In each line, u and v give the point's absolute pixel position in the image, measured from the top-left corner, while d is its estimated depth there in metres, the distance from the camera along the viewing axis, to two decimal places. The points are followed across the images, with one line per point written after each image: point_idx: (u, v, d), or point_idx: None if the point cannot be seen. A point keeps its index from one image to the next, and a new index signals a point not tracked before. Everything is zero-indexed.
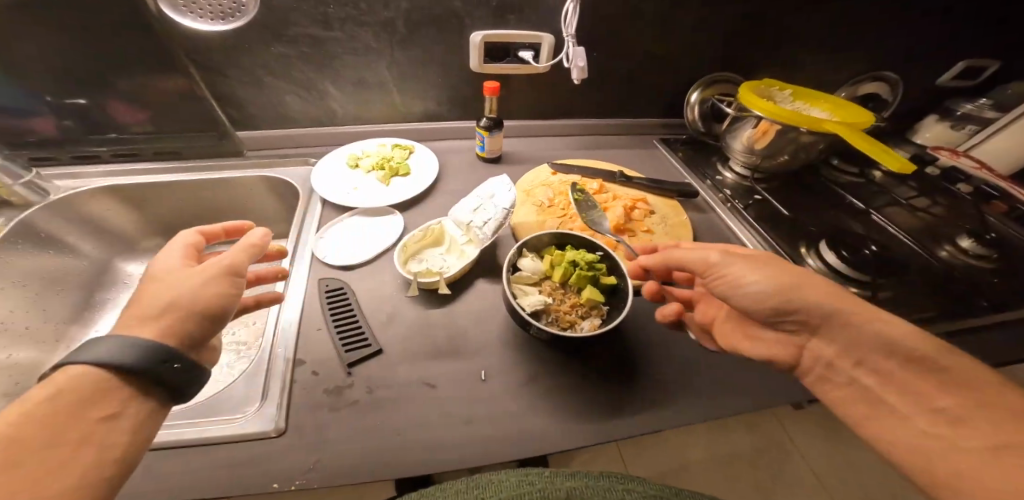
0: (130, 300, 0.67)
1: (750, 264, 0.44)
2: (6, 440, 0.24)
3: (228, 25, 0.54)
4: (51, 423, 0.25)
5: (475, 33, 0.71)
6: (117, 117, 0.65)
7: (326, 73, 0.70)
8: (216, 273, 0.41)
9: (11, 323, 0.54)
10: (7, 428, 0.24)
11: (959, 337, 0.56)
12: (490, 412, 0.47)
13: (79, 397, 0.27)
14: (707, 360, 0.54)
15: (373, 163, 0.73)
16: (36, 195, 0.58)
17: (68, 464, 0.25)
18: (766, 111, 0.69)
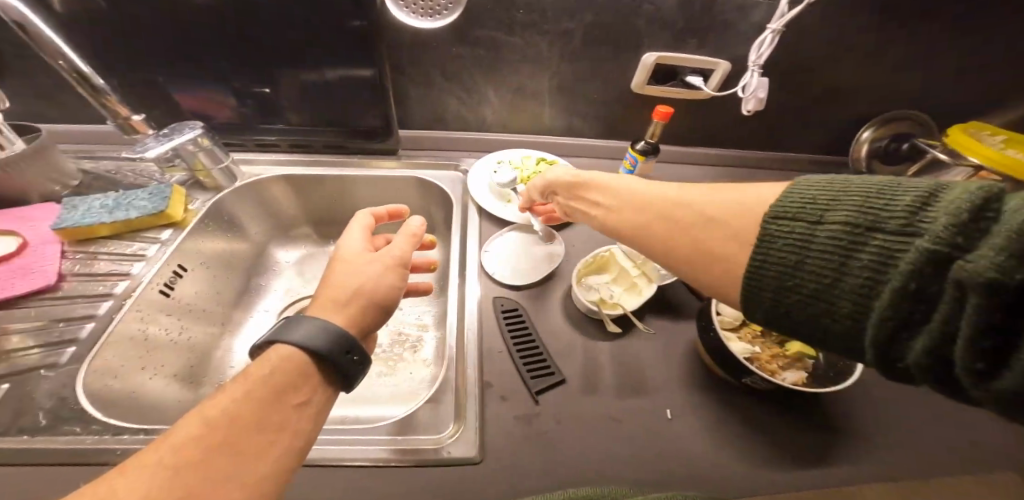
0: (278, 288, 0.68)
1: None
2: (233, 410, 0.27)
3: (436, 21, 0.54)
4: (264, 402, 0.28)
5: (648, 53, 0.67)
6: (293, 108, 0.66)
7: (492, 79, 0.69)
8: (386, 268, 0.40)
9: (194, 304, 0.55)
10: (236, 400, 0.28)
11: None
12: (690, 461, 0.43)
13: (285, 378, 0.30)
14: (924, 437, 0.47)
15: (524, 175, 0.70)
16: (226, 180, 0.60)
17: (274, 443, 0.28)
18: (986, 157, 0.59)
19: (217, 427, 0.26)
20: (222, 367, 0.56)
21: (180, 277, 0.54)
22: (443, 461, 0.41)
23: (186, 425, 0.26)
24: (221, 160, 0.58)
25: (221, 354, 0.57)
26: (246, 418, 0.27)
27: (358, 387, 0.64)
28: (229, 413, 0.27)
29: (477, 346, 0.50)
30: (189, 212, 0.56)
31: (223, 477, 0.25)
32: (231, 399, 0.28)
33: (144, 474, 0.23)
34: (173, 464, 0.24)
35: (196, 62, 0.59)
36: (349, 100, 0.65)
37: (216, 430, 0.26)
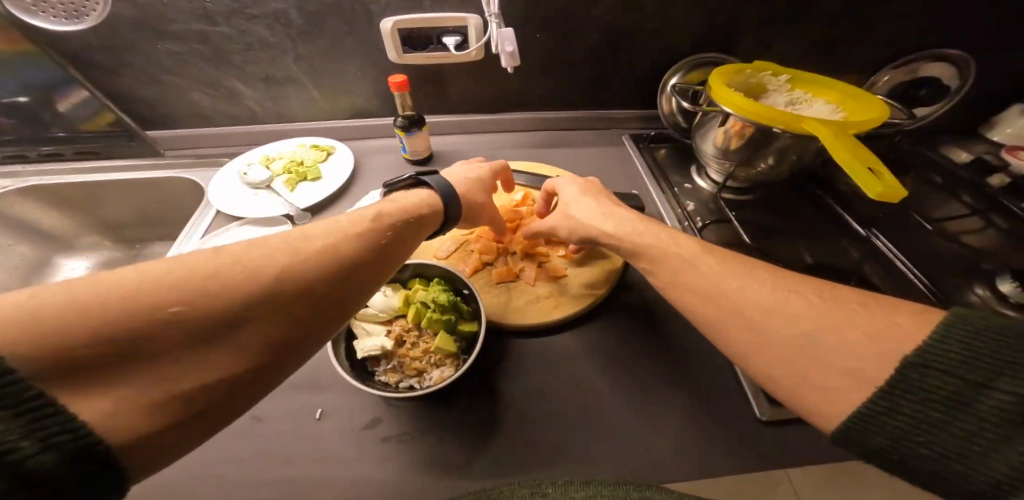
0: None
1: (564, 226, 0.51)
2: (319, 291, 0.29)
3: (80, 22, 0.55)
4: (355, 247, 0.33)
5: (384, 19, 0.62)
6: (36, 116, 0.67)
7: (230, 71, 0.65)
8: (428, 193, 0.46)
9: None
10: (317, 264, 0.29)
11: None
12: (317, 455, 0.43)
13: (349, 265, 0.32)
14: (583, 420, 0.45)
15: (283, 166, 0.68)
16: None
17: (324, 288, 0.29)
18: (733, 107, 0.54)
19: (284, 309, 0.27)
20: None
21: None
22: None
23: (267, 281, 0.26)
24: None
25: None
26: (328, 262, 0.30)
27: None
28: (319, 248, 0.30)
29: None
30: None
31: (257, 297, 0.26)
32: (298, 263, 0.28)
33: (211, 313, 0.24)
34: (219, 331, 0.24)
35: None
36: (92, 110, 0.66)
37: (278, 312, 0.26)
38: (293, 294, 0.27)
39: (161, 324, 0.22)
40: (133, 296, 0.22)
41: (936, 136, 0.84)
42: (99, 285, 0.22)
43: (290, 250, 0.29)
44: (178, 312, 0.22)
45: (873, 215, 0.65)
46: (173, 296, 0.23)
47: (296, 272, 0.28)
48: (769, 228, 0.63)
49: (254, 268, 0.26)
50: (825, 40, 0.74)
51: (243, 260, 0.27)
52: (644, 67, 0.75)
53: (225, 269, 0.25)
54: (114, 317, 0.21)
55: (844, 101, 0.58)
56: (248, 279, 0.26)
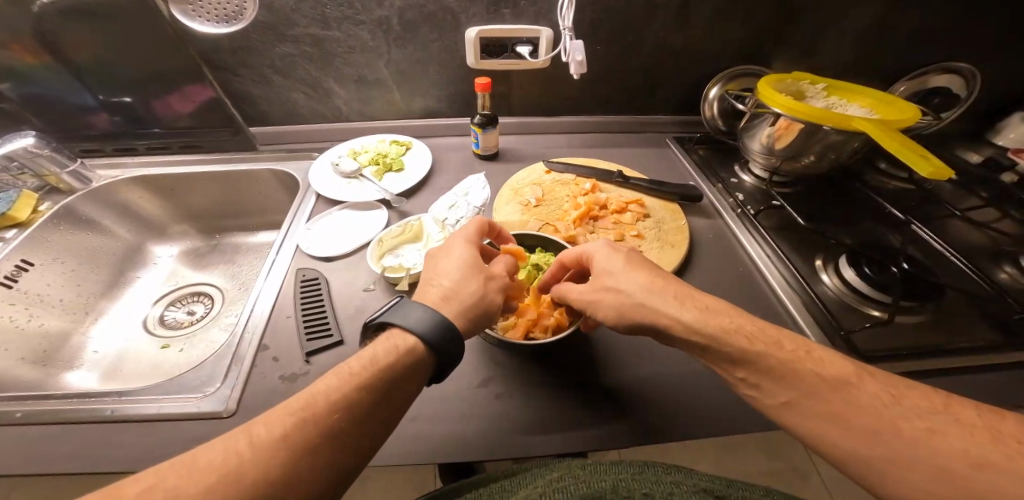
0: (147, 276, 0.80)
1: (615, 260, 0.44)
2: (400, 394, 0.34)
3: (230, 26, 0.62)
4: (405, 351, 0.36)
5: (469, 28, 0.70)
6: (156, 114, 0.75)
7: (330, 73, 0.73)
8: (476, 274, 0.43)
9: (47, 294, 0.66)
10: (357, 398, 0.32)
11: (981, 375, 0.50)
12: (441, 408, 0.50)
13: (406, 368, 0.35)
14: (670, 374, 0.52)
15: (369, 158, 0.75)
16: (79, 182, 0.72)
17: (395, 394, 0.34)
18: (784, 108, 0.63)
19: (378, 410, 0.33)
20: (77, 352, 0.65)
21: (26, 270, 0.65)
22: (192, 416, 0.45)
23: (368, 390, 0.32)
24: (65, 164, 0.71)
25: (77, 340, 0.66)
26: (392, 371, 0.34)
27: (198, 350, 0.68)
28: (382, 360, 0.35)
29: (265, 318, 0.53)
30: (38, 212, 0.68)
31: (349, 416, 0.31)
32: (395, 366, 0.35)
33: (332, 417, 0.30)
34: (303, 473, 0.28)
35: (39, 71, 0.67)
36: (200, 106, 0.73)
37: (375, 414, 0.32)
38: (374, 404, 0.33)
39: (295, 454, 0.28)
40: (266, 445, 0.28)
41: (951, 140, 0.93)
42: (234, 448, 0.28)
43: (355, 372, 0.33)
44: (288, 450, 0.28)
45: (904, 207, 0.73)
46: (291, 436, 0.29)
47: (370, 391, 0.33)
48: (814, 217, 0.70)
49: (342, 392, 0.32)
50: (853, 53, 0.82)
51: (327, 390, 0.32)
52: (689, 76, 0.84)
53: (316, 400, 0.31)
54: (268, 454, 0.28)
55: (878, 105, 0.68)
56: (340, 404, 0.31)
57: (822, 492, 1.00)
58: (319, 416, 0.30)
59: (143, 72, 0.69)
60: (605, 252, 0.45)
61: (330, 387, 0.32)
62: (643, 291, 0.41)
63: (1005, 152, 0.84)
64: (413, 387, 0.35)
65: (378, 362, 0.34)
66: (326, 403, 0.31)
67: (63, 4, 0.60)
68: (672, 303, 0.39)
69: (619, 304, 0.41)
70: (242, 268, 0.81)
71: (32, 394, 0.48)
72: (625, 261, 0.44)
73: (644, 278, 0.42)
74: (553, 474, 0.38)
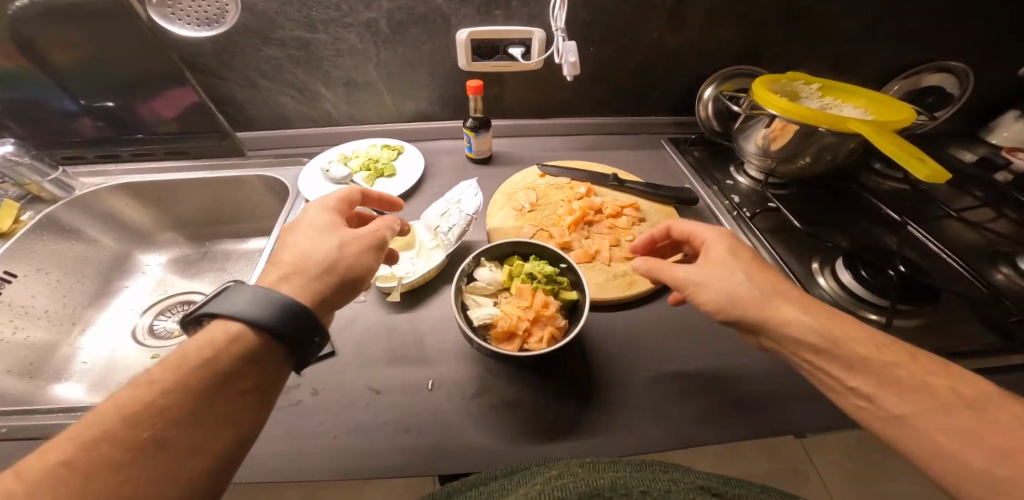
0: (135, 284, 0.78)
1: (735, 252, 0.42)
2: (239, 385, 0.31)
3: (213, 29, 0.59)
4: (232, 340, 0.32)
5: (460, 30, 0.69)
6: (140, 120, 0.73)
7: (318, 76, 0.71)
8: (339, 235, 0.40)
9: (32, 306, 0.65)
10: (175, 402, 0.28)
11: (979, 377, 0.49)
12: (435, 419, 0.49)
13: (241, 357, 0.32)
14: (668, 381, 0.51)
15: (360, 163, 0.73)
16: (62, 191, 0.71)
17: (235, 390, 0.30)
18: (780, 110, 0.63)
19: (216, 406, 0.29)
20: (65, 363, 0.64)
21: (9, 282, 0.63)
22: None
23: (179, 387, 0.29)
24: (46, 173, 0.69)
25: (64, 352, 0.65)
26: (217, 364, 0.30)
27: None
28: (203, 358, 0.30)
29: None
30: (19, 222, 0.66)
31: (172, 424, 0.28)
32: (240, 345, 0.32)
33: (141, 434, 0.27)
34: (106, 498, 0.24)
35: (15, 77, 0.64)
36: (184, 110, 0.71)
37: (207, 413, 0.29)
38: (201, 403, 0.29)
39: (93, 481, 0.24)
40: (48, 476, 0.24)
41: (945, 139, 0.93)
42: (8, 492, 0.23)
43: (166, 376, 0.29)
44: (83, 474, 0.24)
45: (900, 207, 0.72)
46: (90, 458, 0.25)
47: (189, 392, 0.29)
48: (811, 219, 0.69)
49: (153, 399, 0.28)
50: (846, 52, 0.81)
51: (130, 403, 0.28)
52: (684, 76, 0.83)
53: (116, 417, 0.27)
54: (53, 488, 0.24)
55: (872, 106, 0.68)
56: (145, 416, 0.27)
57: (822, 491, 1.01)
58: (117, 433, 0.26)
59: (125, 75, 0.67)
60: (720, 248, 0.43)
61: (131, 398, 0.28)
62: (747, 291, 0.38)
63: (1000, 150, 0.84)
64: (260, 375, 0.32)
65: (197, 359, 0.30)
66: (123, 415, 0.27)
67: (39, 8, 0.58)
68: (788, 302, 0.38)
69: (733, 290, 0.39)
70: (232, 276, 0.79)
71: (14, 409, 0.47)
72: (739, 264, 0.41)
73: (745, 275, 0.40)
74: (552, 472, 0.37)
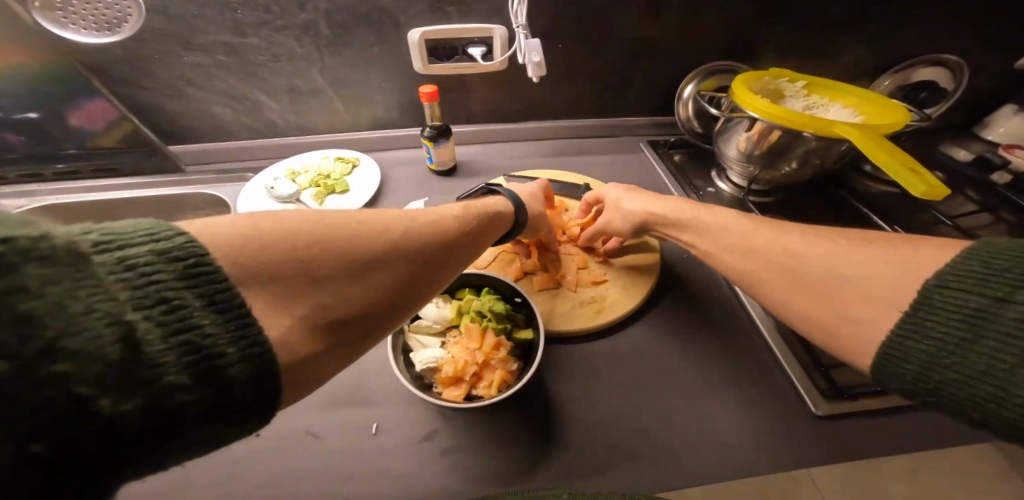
0: None
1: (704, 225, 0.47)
2: (444, 257, 0.35)
3: (115, 36, 0.55)
4: (446, 225, 0.36)
5: (412, 30, 0.62)
6: (60, 135, 0.66)
7: (257, 84, 0.64)
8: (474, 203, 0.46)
9: None
10: (401, 243, 0.32)
11: None
12: (379, 473, 0.44)
13: (446, 243, 0.35)
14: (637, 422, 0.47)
15: (309, 179, 0.67)
16: None
17: (430, 263, 0.34)
18: (761, 113, 0.57)
19: (417, 267, 0.32)
20: None
21: None
22: None
23: (417, 237, 0.33)
24: None
25: None
26: (433, 237, 0.34)
27: None
28: (425, 223, 0.35)
29: None
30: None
31: (392, 265, 0.30)
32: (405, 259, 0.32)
33: (364, 256, 0.29)
34: (324, 294, 0.26)
35: None
36: (110, 123, 0.65)
37: (414, 269, 0.32)
38: (406, 263, 0.32)
39: (326, 274, 0.27)
40: (300, 240, 0.26)
41: (938, 136, 0.88)
42: (273, 223, 0.26)
43: (405, 220, 0.34)
44: (331, 253, 0.27)
45: (892, 214, 0.68)
46: (326, 266, 0.27)
47: (407, 246, 0.32)
48: None
49: (388, 240, 0.31)
50: (834, 46, 0.76)
51: (371, 224, 0.31)
52: (662, 74, 0.77)
53: (365, 224, 0.31)
54: (293, 249, 0.26)
55: (861, 105, 0.63)
56: (371, 239, 0.30)
57: None
58: (353, 241, 0.29)
59: (33, 87, 0.60)
60: (616, 191, 0.58)
61: (375, 222, 0.32)
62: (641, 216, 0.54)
63: (998, 148, 0.79)
64: (447, 268, 0.35)
65: (417, 223, 0.34)
66: (372, 228, 0.31)
67: None
68: (681, 223, 0.50)
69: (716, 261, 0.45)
70: None
71: None
72: (629, 193, 0.57)
73: (641, 205, 0.55)
74: None
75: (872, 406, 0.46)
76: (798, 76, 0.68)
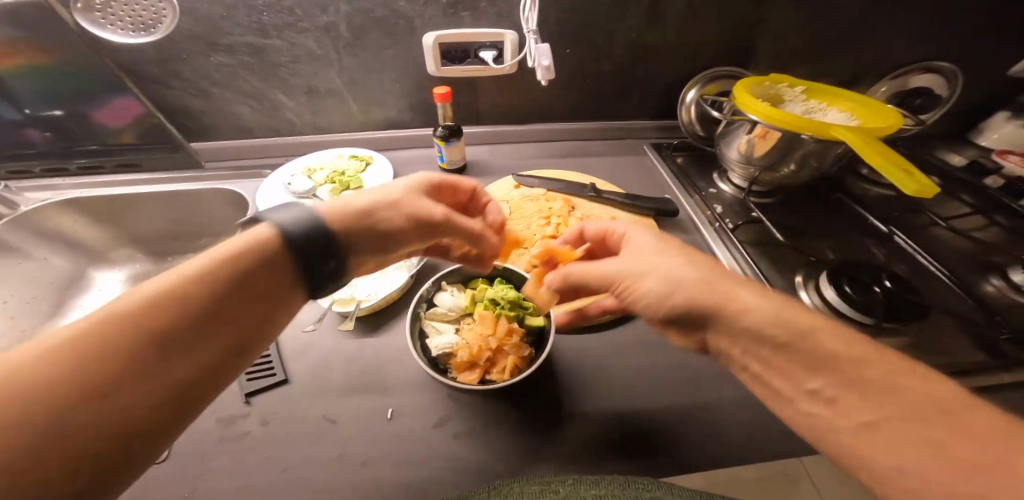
0: (88, 301, 0.72)
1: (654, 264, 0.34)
2: (263, 288, 0.28)
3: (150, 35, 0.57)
4: (252, 258, 0.28)
5: (426, 34, 0.65)
6: (87, 131, 0.69)
7: (276, 83, 0.67)
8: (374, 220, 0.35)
9: None
10: (185, 299, 0.24)
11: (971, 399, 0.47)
12: (394, 456, 0.45)
13: (261, 271, 0.28)
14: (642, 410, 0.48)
15: (325, 176, 0.69)
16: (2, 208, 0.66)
17: (250, 301, 0.27)
18: (761, 116, 0.60)
19: (231, 307, 0.26)
20: None
21: None
22: None
23: (206, 280, 0.25)
24: None
25: None
26: (231, 274, 0.26)
27: None
28: (217, 261, 0.26)
29: None
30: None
31: (185, 328, 0.23)
32: (229, 308, 0.26)
33: (142, 328, 0.22)
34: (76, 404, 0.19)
35: None
36: (133, 121, 0.67)
37: (226, 319, 0.25)
38: (208, 305, 0.25)
39: (74, 380, 0.19)
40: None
41: (934, 142, 0.90)
42: None
43: (179, 274, 0.25)
44: (77, 361, 0.20)
45: (889, 215, 0.70)
46: (67, 366, 0.19)
47: (201, 294, 0.24)
48: (795, 229, 0.67)
49: (161, 295, 0.23)
50: (832, 54, 0.79)
51: (119, 302, 0.22)
52: (665, 79, 0.80)
53: (97, 314, 0.21)
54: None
55: (858, 110, 0.65)
56: (137, 313, 0.22)
57: None
58: (105, 332, 0.21)
59: (63, 85, 0.62)
60: (638, 230, 0.39)
61: (128, 294, 0.23)
62: (700, 268, 0.32)
63: (991, 154, 0.82)
64: (277, 295, 0.29)
65: (204, 267, 0.26)
66: (122, 306, 0.22)
67: None
68: (734, 281, 0.32)
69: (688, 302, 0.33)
70: None
71: None
72: (663, 238, 0.38)
73: (692, 254, 0.35)
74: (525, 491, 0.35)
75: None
76: (798, 82, 0.70)
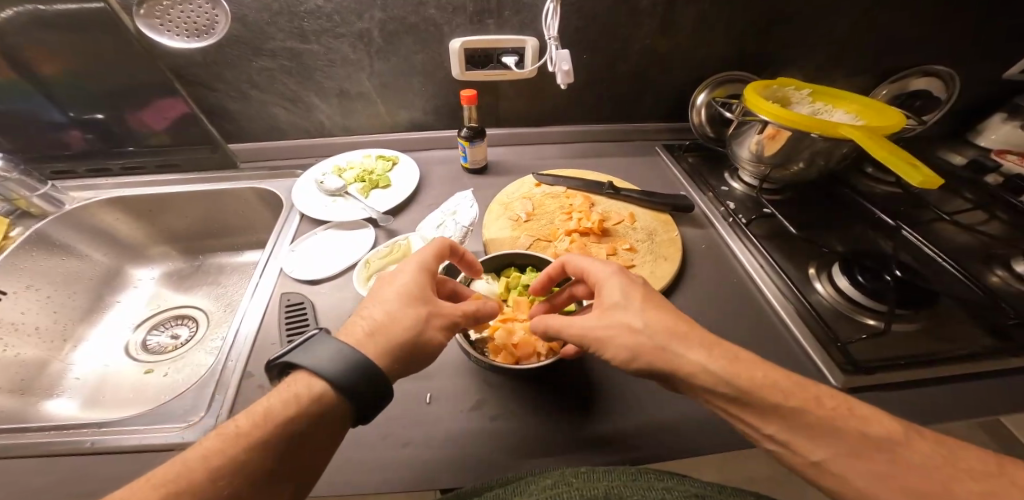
0: (126, 299, 0.77)
1: (632, 296, 0.41)
2: (306, 443, 0.33)
3: (202, 41, 0.61)
4: (290, 418, 0.32)
5: (453, 40, 0.69)
6: (130, 132, 0.73)
7: (311, 87, 0.71)
8: (401, 307, 0.40)
9: (22, 322, 0.63)
10: (245, 465, 0.30)
11: (978, 379, 0.50)
12: (433, 433, 0.48)
13: (305, 423, 0.33)
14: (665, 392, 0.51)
15: (354, 175, 0.73)
16: (51, 206, 0.70)
17: (297, 458, 0.32)
18: (772, 116, 0.63)
19: (280, 466, 0.32)
20: (57, 379, 0.62)
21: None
22: (173, 447, 0.42)
23: (263, 447, 0.31)
24: (35, 187, 0.68)
25: (58, 367, 0.64)
26: (280, 431, 0.32)
27: (181, 374, 0.66)
28: (272, 416, 0.32)
29: (250, 342, 0.51)
30: (9, 238, 0.66)
31: (244, 484, 0.30)
32: (277, 457, 0.31)
33: (217, 484, 0.29)
34: None
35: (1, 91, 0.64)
36: (174, 122, 0.71)
37: (277, 477, 0.31)
38: (264, 472, 0.31)
39: None
40: None
41: (933, 142, 0.94)
42: None
43: (241, 435, 0.31)
44: None
45: (894, 211, 0.73)
46: None
47: (259, 462, 0.31)
48: (804, 223, 0.70)
49: (227, 459, 0.30)
50: (836, 58, 0.83)
51: (201, 461, 0.29)
52: (677, 83, 0.84)
53: (187, 470, 0.29)
54: None
55: (861, 110, 0.69)
56: (212, 474, 0.29)
57: None
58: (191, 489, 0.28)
59: (113, 88, 0.66)
60: (619, 285, 0.42)
61: (209, 452, 0.30)
62: (661, 329, 0.38)
63: (991, 153, 0.84)
64: (320, 447, 0.34)
65: (260, 423, 0.32)
66: (200, 469, 0.29)
67: (27, 19, 0.57)
68: (677, 352, 0.37)
69: (635, 343, 0.38)
70: (227, 289, 0.78)
71: (7, 427, 0.46)
72: (640, 297, 0.41)
73: (663, 317, 0.39)
74: (544, 482, 0.36)
75: (888, 379, 0.49)
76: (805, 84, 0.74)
